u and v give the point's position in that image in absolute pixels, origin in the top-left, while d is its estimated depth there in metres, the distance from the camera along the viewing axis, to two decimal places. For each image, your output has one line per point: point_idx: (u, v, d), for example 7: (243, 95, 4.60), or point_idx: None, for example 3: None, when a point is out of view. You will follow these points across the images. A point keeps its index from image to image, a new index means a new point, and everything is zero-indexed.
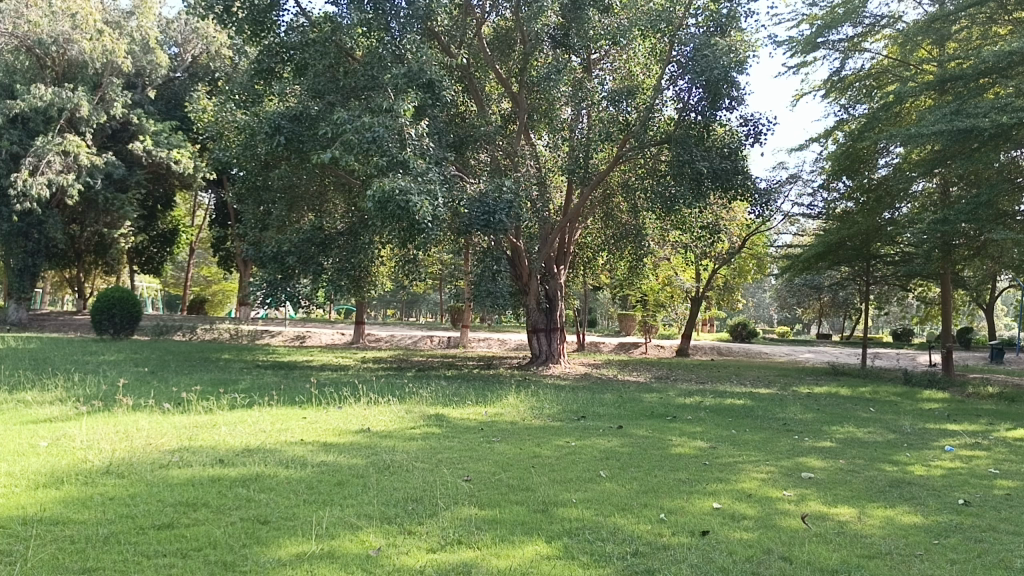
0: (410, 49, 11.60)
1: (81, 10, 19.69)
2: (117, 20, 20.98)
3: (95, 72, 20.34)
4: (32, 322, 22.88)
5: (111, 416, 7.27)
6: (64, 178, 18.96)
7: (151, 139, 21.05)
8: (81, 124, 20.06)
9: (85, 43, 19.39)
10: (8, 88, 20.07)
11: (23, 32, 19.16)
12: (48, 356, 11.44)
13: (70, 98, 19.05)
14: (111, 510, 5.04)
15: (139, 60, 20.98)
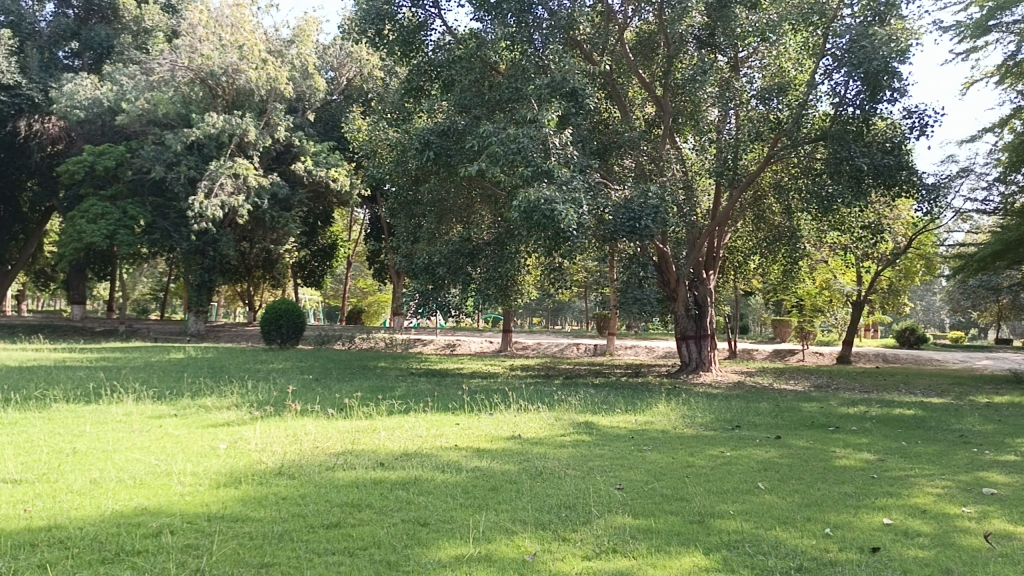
0: (553, 59, 11.74)
1: (247, 42, 21.10)
2: (279, 49, 22.41)
3: (261, 99, 21.85)
4: (210, 333, 24.71)
5: (282, 420, 7.74)
6: (236, 200, 20.34)
7: (312, 160, 22.22)
8: (249, 148, 21.63)
9: (252, 72, 20.89)
10: (185, 118, 21.84)
11: (197, 64, 20.81)
12: (225, 364, 12.33)
13: (239, 125, 20.60)
14: (284, 510, 5.35)
15: (299, 86, 22.45)
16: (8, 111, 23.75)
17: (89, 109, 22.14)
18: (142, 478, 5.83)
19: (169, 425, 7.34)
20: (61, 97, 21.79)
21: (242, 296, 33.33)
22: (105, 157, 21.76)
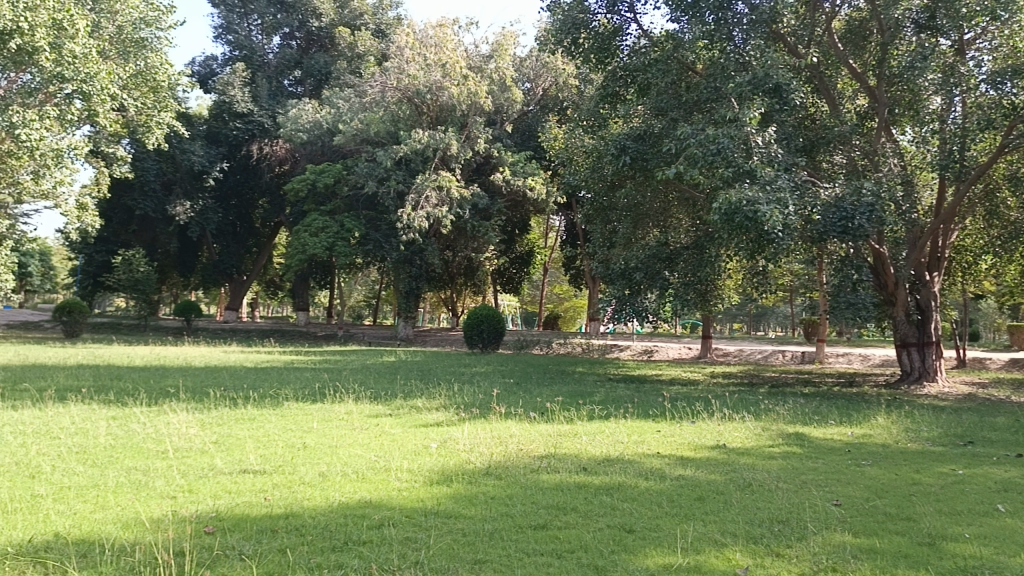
0: (755, 55, 11.36)
1: (450, 60, 22.07)
2: (479, 64, 23.31)
3: (462, 113, 22.70)
4: (417, 338, 26.07)
5: (488, 422, 8.01)
6: (439, 211, 21.38)
7: (510, 170, 22.79)
8: (452, 161, 22.47)
9: (454, 88, 21.82)
10: (394, 135, 23.27)
11: (405, 84, 22.17)
12: (432, 367, 13.01)
13: (442, 139, 21.59)
14: (493, 509, 5.52)
15: (498, 98, 23.17)
16: (243, 135, 27.31)
17: (310, 131, 24.35)
18: (363, 473, 6.23)
19: (385, 424, 7.81)
20: (288, 121, 24.30)
21: (446, 303, 35.10)
22: (325, 175, 24.04)
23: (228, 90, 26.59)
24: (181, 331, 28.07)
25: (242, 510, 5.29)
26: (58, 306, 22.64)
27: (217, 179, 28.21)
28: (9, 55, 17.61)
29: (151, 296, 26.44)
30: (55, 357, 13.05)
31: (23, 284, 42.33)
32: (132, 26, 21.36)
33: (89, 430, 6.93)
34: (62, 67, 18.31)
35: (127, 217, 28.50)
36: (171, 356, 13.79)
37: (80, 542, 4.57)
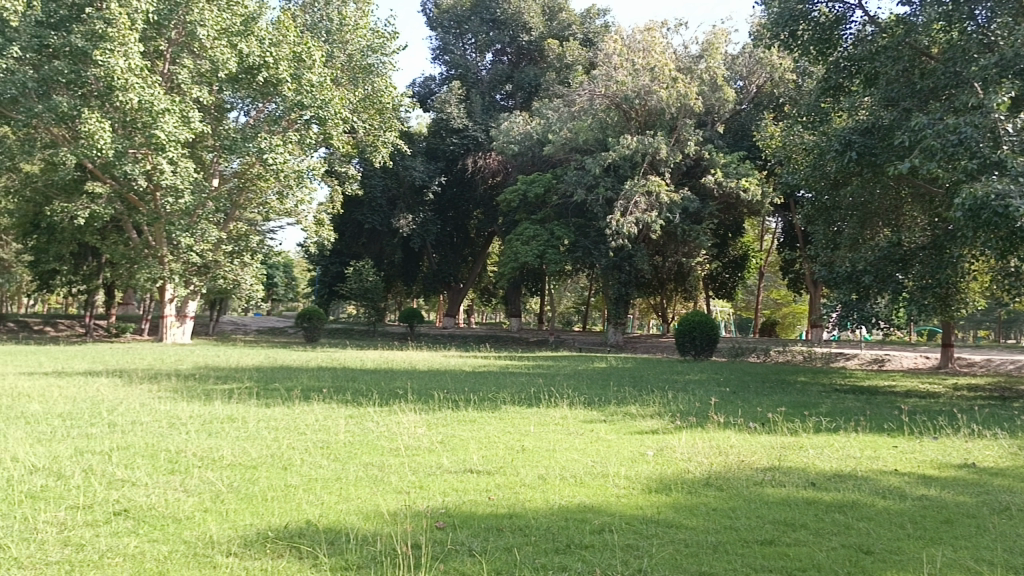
0: (1003, 34, 10.34)
1: (658, 63, 21.63)
2: (688, 66, 22.69)
3: (671, 116, 22.33)
4: (627, 344, 25.98)
5: (706, 431, 7.81)
6: (648, 217, 21.32)
7: (722, 171, 22.02)
8: (662, 165, 22.19)
9: (663, 92, 21.48)
10: (603, 142, 23.53)
11: (613, 91, 22.40)
12: (644, 374, 12.94)
13: (651, 144, 21.52)
14: (716, 521, 5.35)
15: (708, 99, 22.62)
16: (459, 150, 28.64)
17: (521, 143, 25.18)
18: (582, 477, 6.27)
19: (601, 430, 7.82)
20: (500, 135, 25.25)
21: (656, 309, 34.90)
22: (535, 184, 24.64)
23: (444, 109, 28.15)
24: (404, 337, 29.86)
25: (468, 508, 5.50)
26: (300, 313, 24.87)
27: (436, 193, 29.86)
28: (258, 87, 20.65)
29: (378, 304, 28.27)
30: (303, 360, 14.35)
31: (271, 295, 47.16)
32: (360, 53, 23.34)
33: (330, 427, 7.53)
34: (301, 96, 20.49)
35: (356, 231, 30.82)
36: (397, 360, 14.79)
37: (327, 530, 4.96)
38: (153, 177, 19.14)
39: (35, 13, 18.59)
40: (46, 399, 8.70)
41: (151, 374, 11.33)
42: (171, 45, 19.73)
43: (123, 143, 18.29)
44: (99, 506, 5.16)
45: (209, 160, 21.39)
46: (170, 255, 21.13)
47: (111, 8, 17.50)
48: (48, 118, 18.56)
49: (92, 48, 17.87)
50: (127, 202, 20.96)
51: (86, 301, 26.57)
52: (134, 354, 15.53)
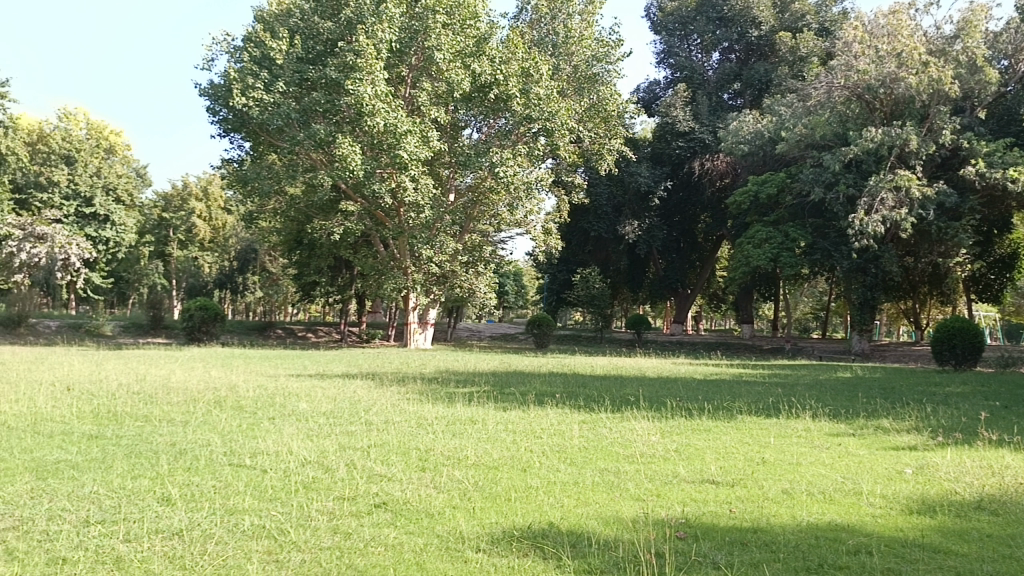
0: None
1: (906, 47, 20.00)
2: (941, 48, 20.67)
3: (923, 104, 20.47)
4: (874, 353, 24.19)
5: (974, 449, 7.06)
6: (897, 214, 19.67)
7: (984, 161, 19.86)
8: (912, 158, 20.43)
9: (911, 78, 19.71)
10: (843, 136, 22.09)
11: (854, 81, 21.03)
12: (897, 385, 11.96)
13: (899, 135, 19.74)
14: (992, 548, 4.80)
15: (966, 82, 20.29)
16: (686, 153, 28.12)
17: (752, 142, 24.30)
18: (831, 494, 5.89)
19: (849, 444, 7.32)
20: (729, 135, 24.51)
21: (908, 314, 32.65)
22: (767, 184, 23.87)
23: (670, 112, 27.77)
24: (632, 344, 29.84)
25: (709, 519, 5.34)
26: (530, 320, 25.60)
27: (663, 198, 29.57)
28: (489, 104, 21.51)
29: (606, 310, 28.48)
30: (537, 365, 14.81)
31: (503, 303, 49.13)
32: (586, 63, 23.83)
33: (565, 432, 7.67)
34: (530, 110, 21.10)
35: (583, 239, 31.16)
36: (628, 366, 14.81)
37: (570, 532, 5.03)
38: (397, 194, 20.63)
39: (297, 50, 20.84)
40: (311, 398, 9.64)
41: (399, 377, 12.19)
42: (411, 70, 21.37)
43: (371, 164, 19.89)
44: (362, 498, 5.60)
45: (446, 177, 22.73)
46: (412, 267, 22.65)
47: (360, 41, 19.23)
48: (309, 144, 20.63)
49: (345, 79, 19.69)
50: (375, 217, 22.78)
51: (340, 310, 29.18)
52: (384, 358, 16.84)
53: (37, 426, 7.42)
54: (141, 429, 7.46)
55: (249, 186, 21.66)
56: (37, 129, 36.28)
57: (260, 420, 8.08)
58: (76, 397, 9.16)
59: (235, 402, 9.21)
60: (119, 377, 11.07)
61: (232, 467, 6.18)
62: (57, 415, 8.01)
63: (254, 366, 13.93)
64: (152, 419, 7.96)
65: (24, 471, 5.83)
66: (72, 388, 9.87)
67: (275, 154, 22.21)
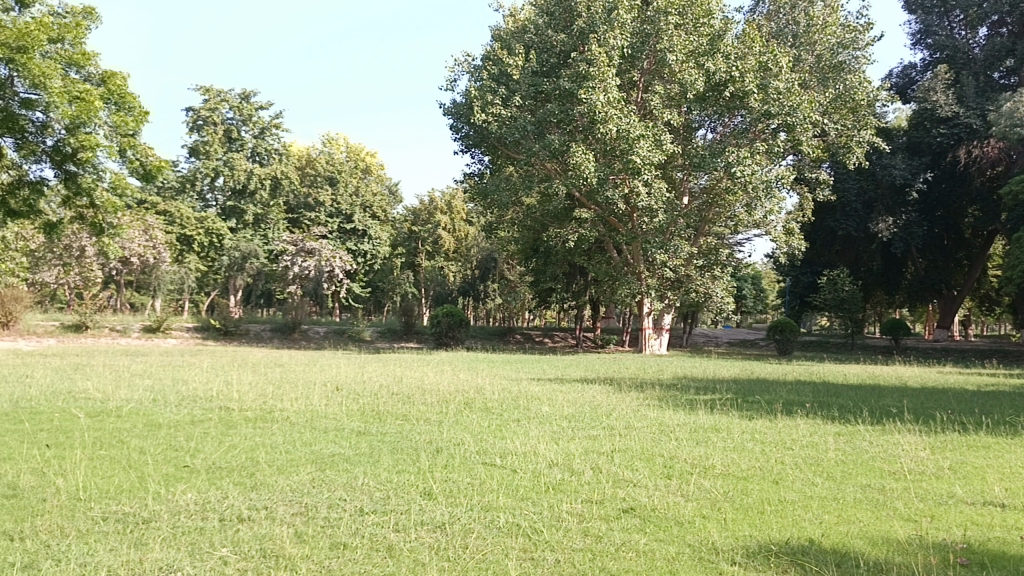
0: None
1: None
2: None
3: None
4: None
5: None
6: None
7: None
8: None
9: None
10: None
11: None
12: None
13: None
14: None
15: None
16: (949, 141, 25.73)
17: None
18: None
19: None
20: (1001, 118, 21.90)
21: None
22: None
23: (930, 96, 25.65)
24: (888, 351, 27.60)
25: (997, 546, 4.76)
26: (772, 325, 24.52)
27: (920, 191, 27.13)
28: (724, 102, 20.87)
29: (856, 315, 26.62)
30: (783, 372, 14.14)
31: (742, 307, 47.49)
32: (831, 52, 22.49)
33: (819, 444, 7.22)
34: (769, 105, 20.27)
35: (830, 238, 29.13)
36: (889, 374, 13.72)
37: (834, 551, 4.71)
38: (631, 199, 20.64)
39: (531, 65, 21.77)
40: (554, 401, 9.89)
41: (639, 383, 12.17)
42: (643, 74, 21.56)
43: (604, 171, 20.08)
44: (610, 502, 5.62)
45: (679, 179, 22.40)
46: (646, 272, 22.51)
47: (593, 51, 19.69)
48: (544, 155, 21.10)
49: (578, 89, 20.19)
50: (609, 223, 22.97)
51: (575, 316, 29.70)
52: (621, 364, 16.85)
53: (314, 422, 8.23)
54: (401, 427, 8.04)
55: (490, 198, 22.82)
56: (305, 155, 40.49)
57: (506, 421, 8.42)
58: (345, 396, 10.06)
59: (483, 404, 9.66)
60: (380, 379, 12.02)
61: (484, 466, 6.47)
62: (330, 412, 8.83)
63: (499, 369, 14.53)
64: (410, 418, 8.56)
65: (307, 462, 6.49)
66: (341, 388, 10.88)
67: (513, 165, 23.07)
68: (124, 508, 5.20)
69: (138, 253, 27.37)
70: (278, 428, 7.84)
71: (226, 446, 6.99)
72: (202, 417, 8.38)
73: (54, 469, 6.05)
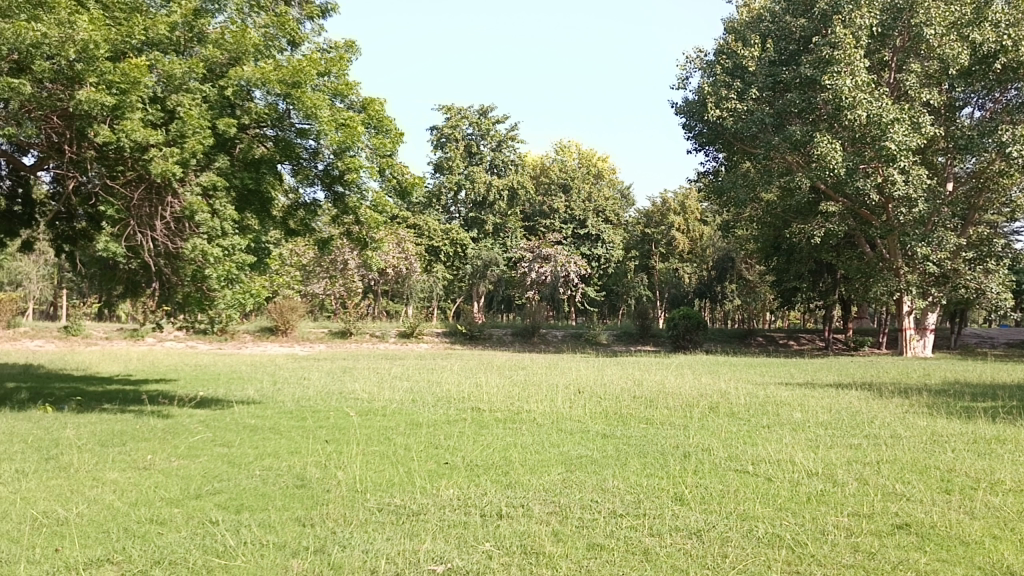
0: None
1: None
2: None
3: None
4: None
5: None
6: None
7: None
8: None
9: None
10: None
11: None
12: None
13: None
14: None
15: None
16: None
17: None
18: None
19: None
20: None
21: None
22: None
23: None
24: None
25: None
26: None
27: None
28: (995, 76, 18.87)
29: None
30: None
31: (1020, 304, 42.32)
32: None
33: None
34: None
35: None
36: None
37: None
38: (885, 189, 19.08)
39: (769, 54, 21.27)
40: (807, 408, 9.42)
41: (902, 388, 11.27)
42: (896, 53, 20.07)
43: (854, 160, 18.78)
44: (881, 516, 5.19)
45: (942, 164, 20.50)
46: (905, 267, 20.68)
47: (837, 33, 18.77)
48: (785, 147, 20.26)
49: (821, 74, 19.30)
50: (860, 216, 21.49)
51: (823, 316, 28.03)
52: (879, 367, 15.61)
53: (560, 424, 8.44)
54: (646, 430, 8.03)
55: (726, 196, 22.17)
56: (539, 164, 41.82)
57: (755, 428, 8.17)
58: (589, 399, 10.24)
59: (729, 409, 9.40)
60: (623, 382, 12.09)
61: (736, 473, 6.28)
62: (576, 414, 9.01)
63: (743, 373, 14.08)
64: (654, 422, 8.54)
65: (557, 463, 6.64)
66: (583, 390, 11.16)
67: (750, 161, 22.22)
68: (396, 501, 5.61)
69: (393, 264, 29.53)
70: (527, 429, 8.12)
71: (481, 445, 7.34)
72: (457, 417, 8.87)
73: (335, 462, 6.68)
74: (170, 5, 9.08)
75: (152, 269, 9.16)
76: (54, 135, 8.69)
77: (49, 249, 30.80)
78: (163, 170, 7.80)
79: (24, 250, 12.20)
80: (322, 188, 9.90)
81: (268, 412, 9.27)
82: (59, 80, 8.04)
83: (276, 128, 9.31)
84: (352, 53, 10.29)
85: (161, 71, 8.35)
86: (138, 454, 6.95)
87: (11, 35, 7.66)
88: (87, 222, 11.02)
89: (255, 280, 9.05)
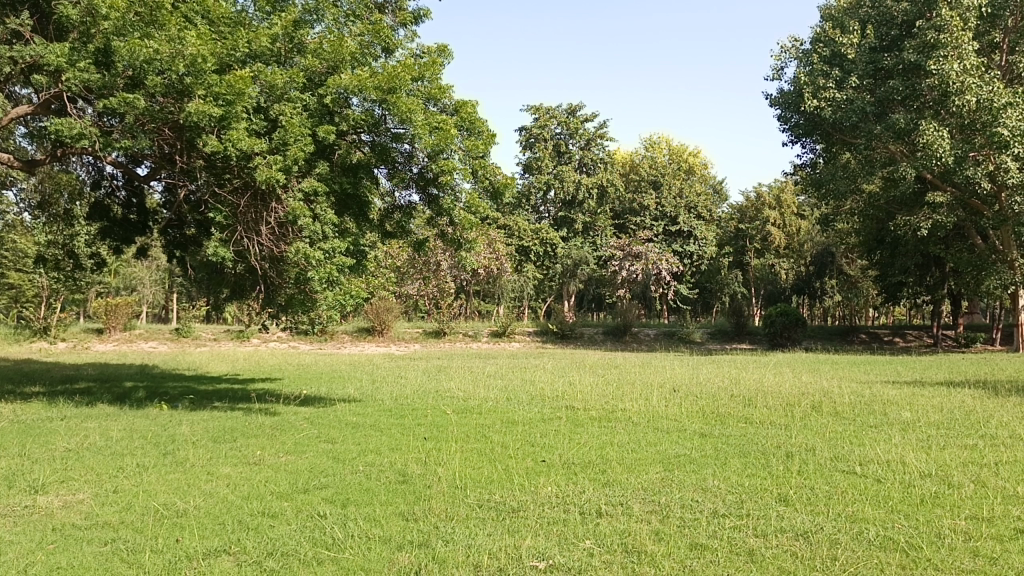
0: None
1: None
2: None
3: None
4: None
5: None
6: None
7: None
8: None
9: None
10: None
11: None
12: None
13: None
14: None
15: None
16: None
17: None
18: None
19: None
20: None
21: None
22: None
23: None
24: None
25: None
26: None
27: None
28: None
29: None
30: None
31: None
32: None
33: None
34: None
35: None
36: None
37: None
38: (998, 177, 18.10)
39: (870, 41, 20.55)
40: (915, 407, 9.06)
41: (1023, 387, 10.69)
42: (1008, 34, 19.13)
43: (963, 148, 17.91)
44: (1001, 520, 4.95)
45: None
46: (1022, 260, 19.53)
47: (942, 16, 17.97)
48: (888, 137, 19.50)
49: (926, 60, 18.50)
50: (970, 207, 20.47)
51: (931, 311, 26.84)
52: (993, 365, 14.86)
53: (655, 422, 8.36)
54: (745, 429, 7.87)
55: (825, 188, 21.51)
56: (629, 161, 41.49)
57: (862, 427, 7.91)
58: (685, 397, 10.12)
59: (833, 408, 9.11)
60: (717, 380, 11.90)
61: (843, 474, 6.10)
62: (672, 413, 8.91)
63: (847, 372, 13.56)
64: (754, 421, 8.37)
65: (654, 462, 6.58)
66: (680, 389, 11.01)
67: (850, 151, 21.46)
68: (496, 497, 5.69)
69: (485, 265, 29.89)
70: (623, 428, 8.08)
71: (577, 444, 7.35)
72: (552, 416, 8.90)
73: (436, 458, 6.82)
74: (272, 17, 9.45)
75: (257, 272, 9.55)
76: (166, 146, 9.16)
77: (159, 255, 32.49)
78: (267, 178, 8.11)
79: (138, 256, 12.89)
80: (417, 190, 10.11)
81: (368, 409, 9.52)
82: (170, 93, 8.48)
83: (372, 133, 9.55)
84: (444, 57, 10.45)
85: (263, 82, 8.70)
86: (248, 450, 7.24)
87: (127, 52, 8.12)
88: (196, 228, 11.56)
89: (354, 282, 9.30)
